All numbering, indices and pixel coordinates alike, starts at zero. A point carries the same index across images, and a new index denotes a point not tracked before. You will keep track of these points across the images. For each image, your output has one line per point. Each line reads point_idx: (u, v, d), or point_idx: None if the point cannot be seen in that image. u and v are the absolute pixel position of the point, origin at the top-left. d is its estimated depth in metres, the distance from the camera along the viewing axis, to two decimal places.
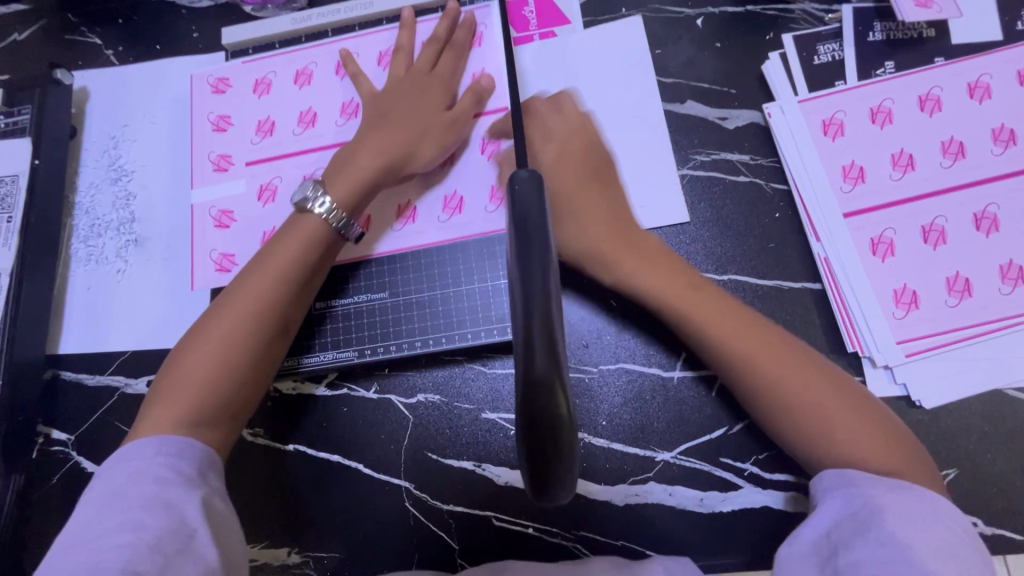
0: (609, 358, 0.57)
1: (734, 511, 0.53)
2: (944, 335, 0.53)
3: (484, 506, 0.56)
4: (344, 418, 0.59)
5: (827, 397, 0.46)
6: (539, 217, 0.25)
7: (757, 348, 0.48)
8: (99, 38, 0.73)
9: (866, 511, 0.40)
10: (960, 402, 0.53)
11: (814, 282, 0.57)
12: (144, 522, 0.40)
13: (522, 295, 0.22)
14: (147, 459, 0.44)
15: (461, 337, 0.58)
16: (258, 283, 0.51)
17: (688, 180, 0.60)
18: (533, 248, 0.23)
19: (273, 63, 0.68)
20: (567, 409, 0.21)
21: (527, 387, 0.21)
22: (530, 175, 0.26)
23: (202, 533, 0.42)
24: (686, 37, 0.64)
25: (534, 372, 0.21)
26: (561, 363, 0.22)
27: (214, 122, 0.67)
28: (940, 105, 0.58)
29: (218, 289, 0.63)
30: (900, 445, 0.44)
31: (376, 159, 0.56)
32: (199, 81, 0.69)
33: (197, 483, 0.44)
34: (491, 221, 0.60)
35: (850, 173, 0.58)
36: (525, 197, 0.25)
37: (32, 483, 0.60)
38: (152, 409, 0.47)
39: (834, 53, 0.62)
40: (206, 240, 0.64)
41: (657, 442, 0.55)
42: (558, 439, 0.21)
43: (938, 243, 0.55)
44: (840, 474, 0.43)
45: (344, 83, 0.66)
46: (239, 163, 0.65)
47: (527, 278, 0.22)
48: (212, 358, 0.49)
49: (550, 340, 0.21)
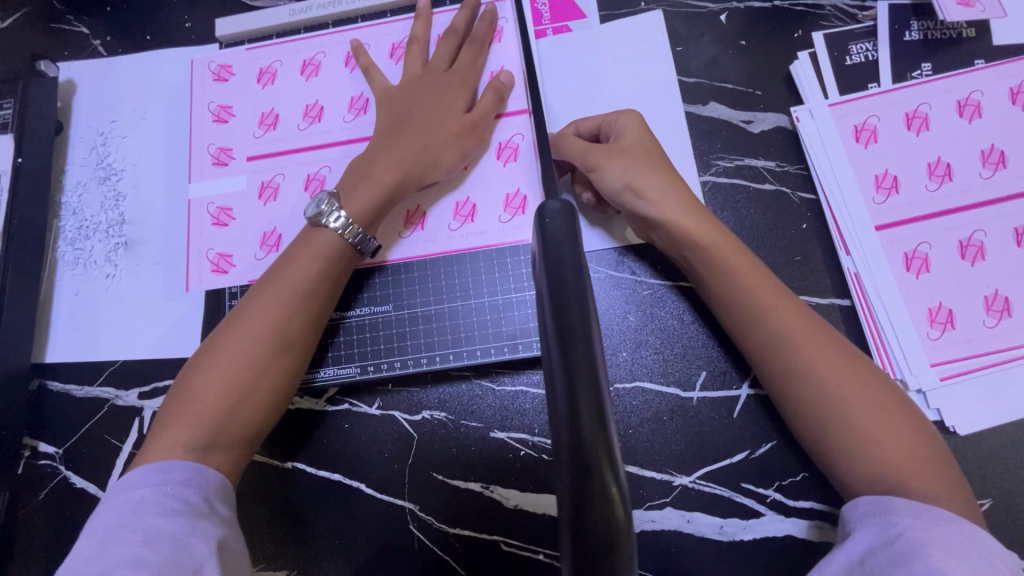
0: (625, 376, 0.55)
1: (755, 540, 0.50)
2: (981, 358, 0.50)
3: (491, 530, 0.53)
4: (345, 436, 0.56)
5: (882, 430, 0.42)
6: (575, 265, 0.22)
7: (818, 361, 0.44)
8: (87, 27, 0.69)
9: (903, 543, 0.37)
10: (996, 428, 0.50)
11: (843, 298, 0.54)
12: (148, 557, 0.37)
13: (561, 354, 0.20)
14: (157, 489, 0.41)
15: (470, 355, 0.56)
16: (273, 298, 0.49)
17: (710, 187, 0.57)
18: (572, 303, 0.20)
19: (279, 51, 0.64)
20: (624, 514, 0.18)
21: (576, 478, 0.19)
22: (563, 207, 0.24)
23: (209, 567, 0.39)
24: (709, 34, 0.61)
25: (583, 456, 0.18)
26: (612, 443, 0.19)
27: (214, 112, 0.63)
28: (980, 110, 0.55)
29: (216, 291, 0.60)
30: (955, 488, 0.40)
31: (394, 172, 0.53)
32: (200, 67, 0.64)
33: (203, 513, 0.42)
34: (502, 233, 0.57)
35: (883, 183, 0.55)
36: (558, 238, 0.23)
37: (15, 500, 0.57)
38: (157, 436, 0.45)
39: (868, 53, 0.58)
40: (203, 239, 0.60)
41: (674, 466, 0.52)
42: (612, 552, 0.18)
43: (976, 259, 0.52)
44: (878, 501, 0.40)
45: (353, 76, 0.63)
46: (240, 158, 0.62)
47: (568, 344, 0.20)
48: (221, 382, 0.46)
49: (598, 418, 0.19)
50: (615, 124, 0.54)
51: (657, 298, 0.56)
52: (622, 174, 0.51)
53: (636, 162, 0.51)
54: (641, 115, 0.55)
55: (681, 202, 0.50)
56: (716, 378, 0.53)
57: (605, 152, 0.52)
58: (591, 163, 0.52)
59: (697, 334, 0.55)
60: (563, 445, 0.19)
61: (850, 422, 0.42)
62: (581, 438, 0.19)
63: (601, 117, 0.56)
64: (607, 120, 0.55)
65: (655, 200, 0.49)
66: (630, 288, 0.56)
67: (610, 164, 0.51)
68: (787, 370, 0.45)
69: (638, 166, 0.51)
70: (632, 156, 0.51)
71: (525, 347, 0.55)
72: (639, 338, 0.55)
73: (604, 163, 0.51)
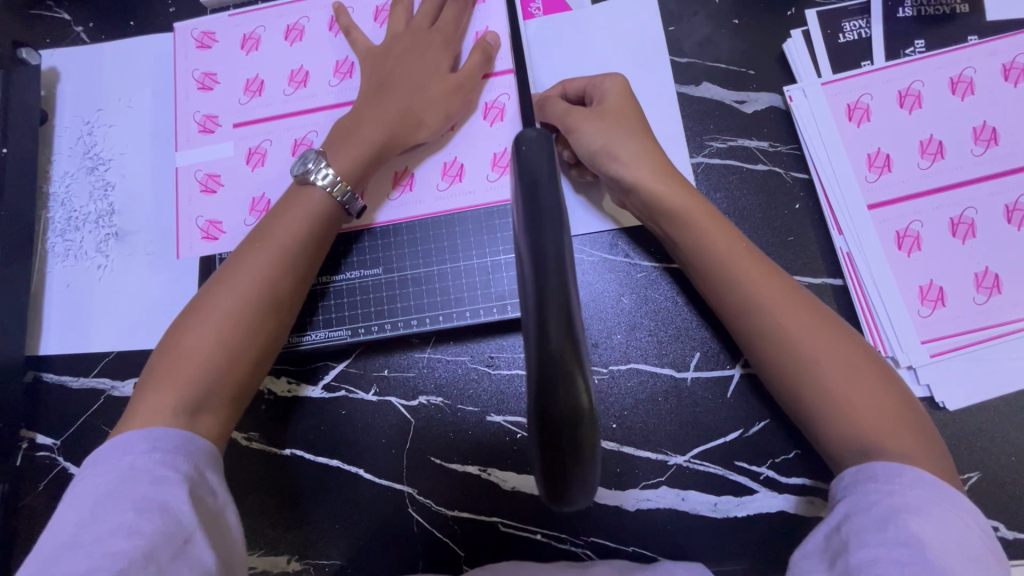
0: (620, 358, 0.55)
1: (748, 516, 0.51)
2: (970, 335, 0.51)
3: (490, 513, 0.53)
4: (343, 421, 0.56)
5: (865, 374, 0.42)
6: (550, 183, 0.22)
7: (796, 312, 0.44)
8: (69, 14, 0.68)
9: (885, 511, 0.37)
10: (985, 403, 0.51)
11: (836, 277, 0.54)
12: (140, 526, 0.38)
13: (533, 265, 0.20)
14: (147, 456, 0.41)
15: (459, 315, 0.56)
16: (261, 258, 0.49)
17: (702, 168, 0.57)
18: (543, 217, 0.21)
19: (262, 16, 0.63)
20: (588, 404, 0.19)
21: (542, 376, 0.19)
22: (538, 135, 0.24)
23: (199, 538, 0.40)
24: (701, 12, 0.60)
25: (550, 354, 0.19)
26: (579, 345, 0.20)
27: (199, 79, 0.62)
28: (972, 87, 0.55)
29: (204, 258, 0.59)
30: (929, 430, 0.42)
31: (379, 131, 0.53)
32: (182, 35, 0.63)
33: (195, 481, 0.42)
34: (491, 192, 0.57)
35: (875, 161, 0.55)
36: (533, 159, 0.23)
37: (17, 490, 0.57)
38: (146, 396, 0.45)
39: (861, 30, 0.58)
40: (191, 206, 0.60)
41: (669, 445, 0.53)
42: (578, 439, 0.19)
43: (967, 236, 0.53)
44: (859, 469, 0.40)
45: (337, 40, 0.62)
46: (226, 125, 0.61)
47: (539, 253, 0.20)
48: (210, 338, 0.46)
49: (566, 315, 0.19)
50: (599, 87, 0.54)
51: (650, 280, 0.56)
52: (602, 135, 0.50)
53: (613, 125, 0.51)
54: (626, 79, 0.55)
55: (657, 161, 0.50)
56: (709, 359, 0.54)
57: (584, 115, 0.52)
58: (570, 125, 0.52)
59: (690, 315, 0.55)
60: (532, 351, 0.20)
61: (832, 366, 0.43)
62: (548, 340, 0.19)
63: (580, 79, 0.55)
64: (587, 83, 0.55)
65: (629, 163, 0.49)
66: (624, 271, 0.57)
67: (587, 126, 0.51)
68: (767, 319, 0.45)
69: (618, 128, 0.51)
70: (609, 118, 0.51)
71: (514, 308, 0.55)
72: (634, 320, 0.56)
73: (581, 127, 0.51)
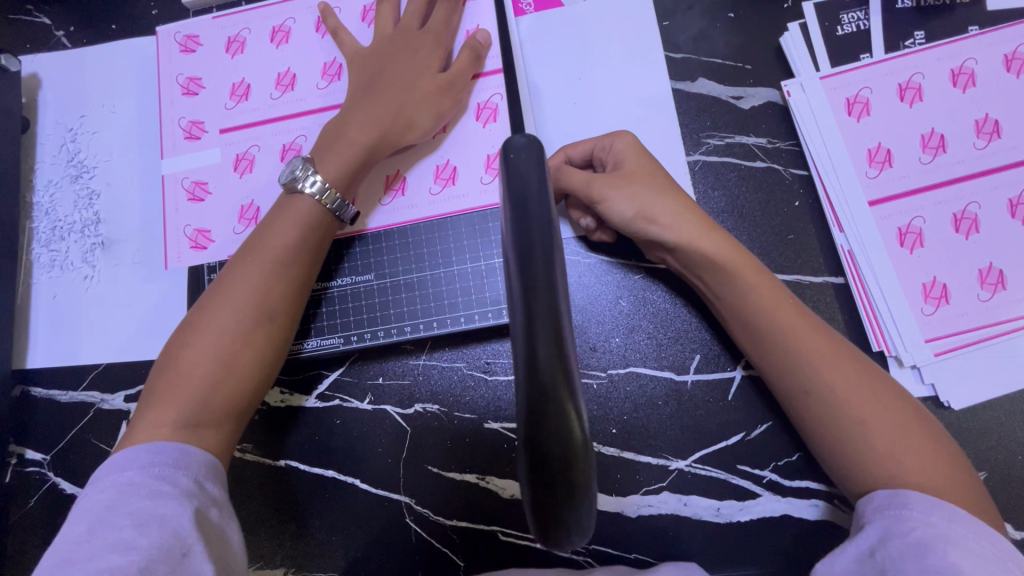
0: (619, 363, 0.54)
1: (752, 521, 0.50)
2: (974, 332, 0.50)
3: (490, 521, 0.52)
4: (338, 431, 0.55)
5: (858, 381, 0.42)
6: (541, 194, 0.21)
7: (790, 322, 0.45)
8: (48, 17, 0.66)
9: (922, 540, 0.36)
10: (991, 402, 0.50)
11: (837, 275, 0.53)
12: (137, 541, 0.37)
13: (522, 285, 0.19)
14: (143, 472, 0.40)
15: (454, 321, 0.55)
16: (253, 270, 0.48)
17: (700, 166, 0.56)
18: (534, 236, 0.20)
19: (247, 18, 0.61)
20: (582, 434, 0.19)
21: (534, 401, 0.18)
22: (528, 141, 0.23)
23: (197, 550, 0.38)
24: (696, 7, 0.58)
25: (540, 381, 0.18)
26: (571, 370, 0.19)
27: (184, 84, 0.61)
28: (974, 79, 0.54)
29: (194, 267, 0.58)
30: (940, 444, 0.41)
31: (368, 134, 0.51)
32: (166, 38, 0.62)
33: (194, 494, 0.41)
34: (484, 195, 0.56)
35: (876, 156, 0.54)
36: (522, 170, 0.22)
37: (6, 506, 0.56)
38: (144, 415, 0.44)
39: (859, 22, 0.56)
40: (179, 215, 0.58)
41: (671, 451, 0.52)
42: (569, 472, 0.18)
43: (970, 232, 0.52)
44: (893, 494, 0.39)
45: (324, 42, 0.60)
46: (213, 131, 0.60)
47: (528, 270, 0.19)
48: (206, 356, 0.45)
49: (559, 343, 0.18)
50: (609, 149, 0.51)
51: (647, 283, 0.55)
52: (635, 200, 0.48)
53: (638, 186, 0.48)
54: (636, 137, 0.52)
55: (683, 203, 0.48)
56: (710, 361, 0.53)
57: (609, 181, 0.49)
58: (596, 197, 0.49)
59: (689, 316, 0.54)
60: (521, 376, 0.19)
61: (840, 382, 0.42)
62: (538, 366, 0.18)
63: (589, 140, 0.53)
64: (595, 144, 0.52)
65: (669, 225, 0.47)
66: (622, 273, 0.56)
67: (615, 195, 0.48)
68: (779, 333, 0.44)
69: (630, 180, 0.49)
70: (632, 181, 0.49)
71: None
72: (632, 323, 0.55)
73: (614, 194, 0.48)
